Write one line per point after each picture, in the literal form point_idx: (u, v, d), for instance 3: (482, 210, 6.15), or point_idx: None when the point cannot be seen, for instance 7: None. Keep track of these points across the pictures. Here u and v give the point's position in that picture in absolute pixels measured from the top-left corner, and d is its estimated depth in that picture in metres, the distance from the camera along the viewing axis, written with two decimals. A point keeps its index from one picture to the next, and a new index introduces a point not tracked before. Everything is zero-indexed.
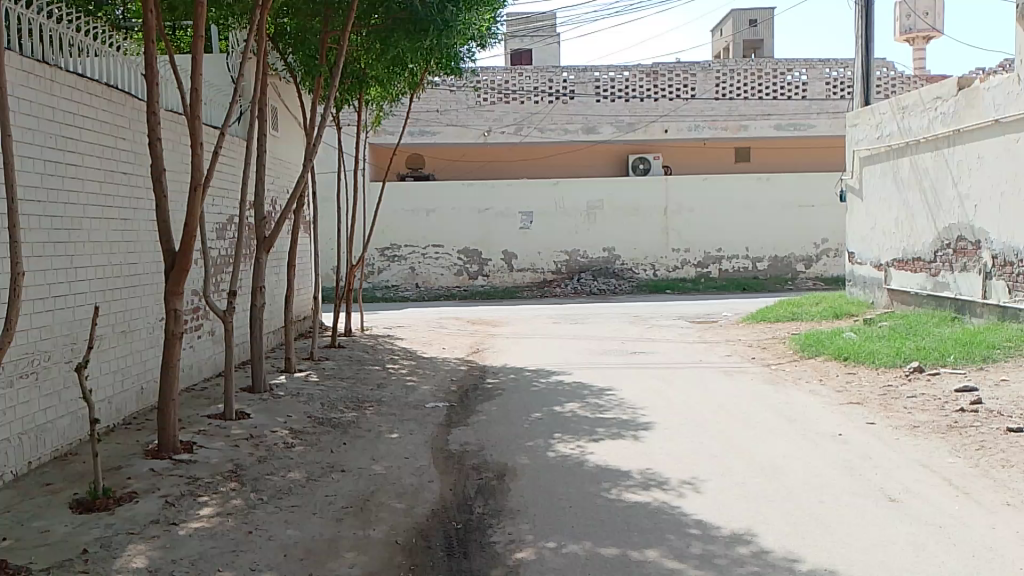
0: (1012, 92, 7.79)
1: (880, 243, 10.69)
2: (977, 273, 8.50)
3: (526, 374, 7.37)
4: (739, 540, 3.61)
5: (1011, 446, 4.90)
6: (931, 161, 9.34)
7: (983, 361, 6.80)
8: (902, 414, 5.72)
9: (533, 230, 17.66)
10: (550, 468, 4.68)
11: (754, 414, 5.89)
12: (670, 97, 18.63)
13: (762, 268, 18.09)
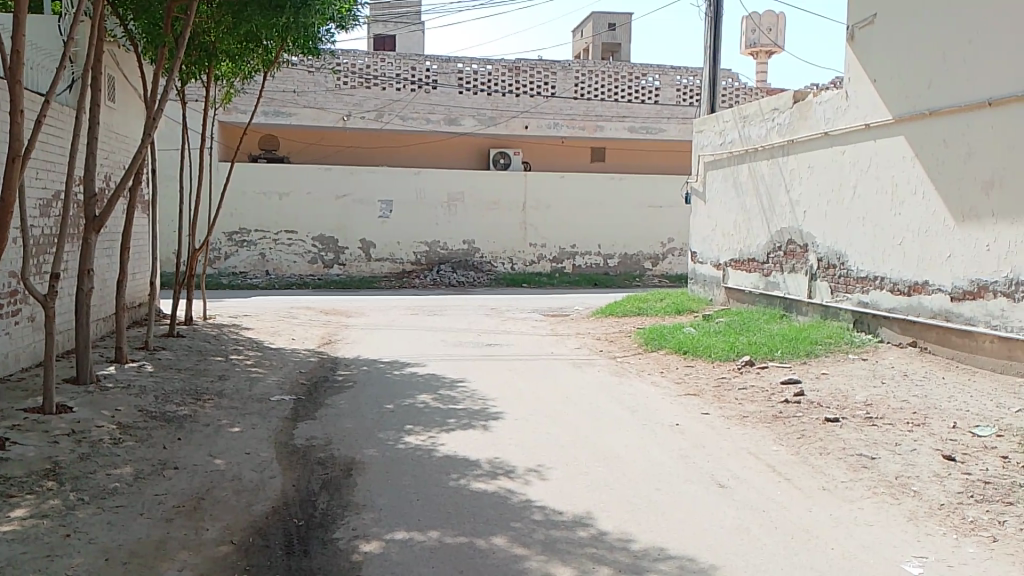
0: (840, 107, 8.45)
1: (720, 244, 11.33)
2: (804, 274, 9.19)
3: (379, 366, 7.25)
4: (580, 524, 3.71)
5: (828, 435, 5.33)
6: (767, 168, 10.01)
7: (806, 356, 7.37)
8: (734, 405, 6.10)
9: (391, 219, 17.42)
10: (398, 460, 4.62)
11: (601, 405, 6.08)
12: (531, 94, 18.90)
13: (613, 265, 18.77)
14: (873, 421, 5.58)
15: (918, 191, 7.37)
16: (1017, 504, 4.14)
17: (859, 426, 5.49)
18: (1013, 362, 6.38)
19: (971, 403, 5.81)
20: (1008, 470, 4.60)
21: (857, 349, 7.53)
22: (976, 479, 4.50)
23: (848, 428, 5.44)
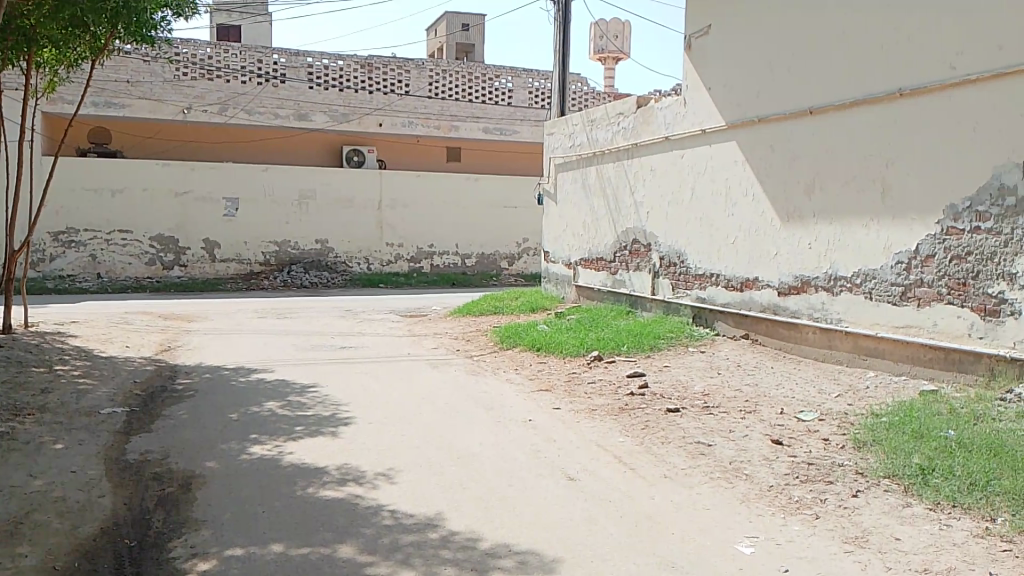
0: (679, 113, 8.92)
1: (571, 244, 11.65)
2: (647, 272, 9.63)
3: (223, 373, 6.92)
4: (430, 526, 3.70)
5: (669, 425, 5.60)
6: (613, 170, 10.40)
7: (650, 349, 7.73)
8: (583, 398, 6.30)
9: (238, 218, 16.69)
10: (241, 471, 4.42)
11: (454, 404, 6.09)
12: (384, 91, 18.68)
13: (470, 264, 18.87)
14: (710, 409, 5.93)
15: (748, 193, 7.90)
16: (835, 482, 4.52)
17: (697, 415, 5.82)
18: (832, 351, 6.99)
19: (796, 390, 6.31)
20: (828, 450, 5.02)
21: (696, 342, 7.98)
22: (800, 461, 4.87)
23: (687, 417, 5.76)
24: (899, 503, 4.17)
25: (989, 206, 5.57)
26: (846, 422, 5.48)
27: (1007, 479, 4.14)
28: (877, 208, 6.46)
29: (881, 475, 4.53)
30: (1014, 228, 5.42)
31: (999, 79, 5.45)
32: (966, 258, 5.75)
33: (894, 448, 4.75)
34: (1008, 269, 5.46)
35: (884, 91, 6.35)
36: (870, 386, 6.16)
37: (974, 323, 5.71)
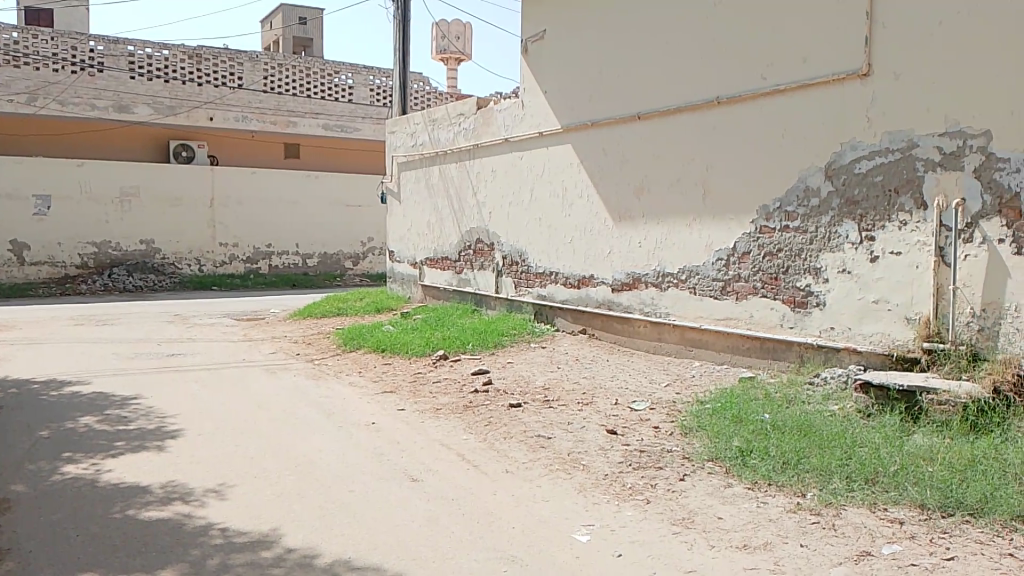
0: (518, 115, 9.11)
1: (415, 243, 11.62)
2: (491, 271, 9.77)
3: (33, 388, 6.33)
4: (263, 542, 3.58)
5: (511, 420, 5.72)
6: (455, 170, 10.47)
7: (494, 346, 7.86)
8: (428, 398, 6.31)
9: (50, 217, 15.30)
10: (53, 494, 4.07)
11: (293, 411, 5.91)
12: (214, 84, 17.78)
13: (312, 264, 18.37)
14: (550, 403, 6.11)
15: (584, 194, 8.20)
16: (665, 467, 4.80)
17: (538, 409, 5.98)
18: (661, 343, 7.40)
19: (630, 381, 6.63)
20: (658, 438, 5.31)
21: (538, 339, 8.19)
22: (634, 449, 5.13)
23: (529, 412, 5.91)
24: (722, 484, 4.49)
25: (797, 206, 6.11)
26: (675, 410, 5.83)
27: (814, 456, 4.56)
28: (699, 209, 6.90)
29: (707, 459, 4.85)
30: (818, 227, 5.98)
31: (804, 91, 5.99)
32: (778, 255, 6.28)
33: (717, 433, 5.11)
34: (815, 264, 6.03)
35: (705, 98, 6.79)
36: (697, 375, 6.59)
37: (785, 314, 6.25)
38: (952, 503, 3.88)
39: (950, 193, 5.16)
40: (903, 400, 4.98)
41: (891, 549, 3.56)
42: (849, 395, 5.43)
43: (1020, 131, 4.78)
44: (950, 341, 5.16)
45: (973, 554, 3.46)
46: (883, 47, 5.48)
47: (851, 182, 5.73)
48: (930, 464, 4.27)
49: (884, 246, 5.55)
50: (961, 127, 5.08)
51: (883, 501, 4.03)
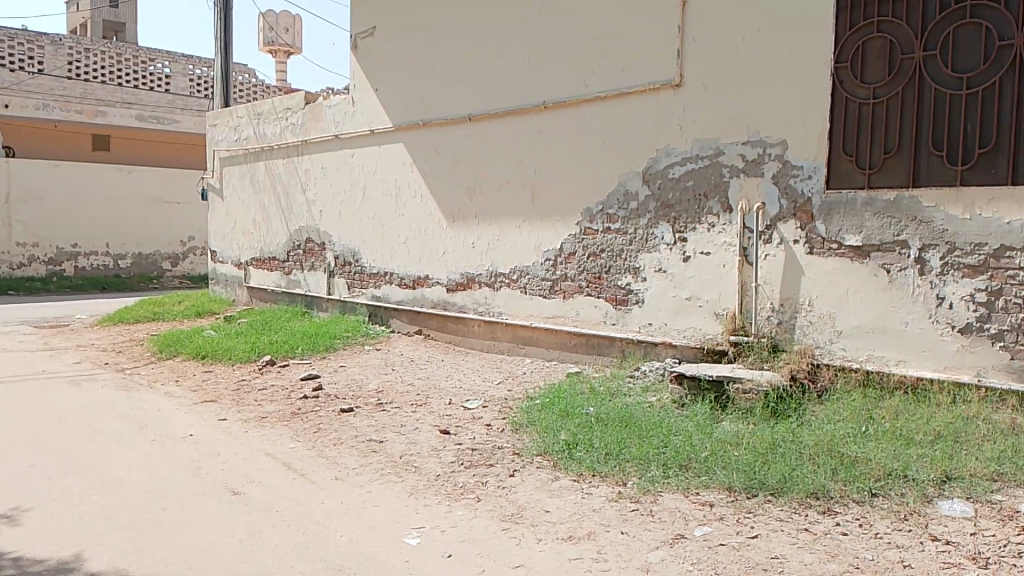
0: (347, 112, 8.92)
1: (240, 243, 11.08)
2: (322, 271, 9.50)
3: None
4: (63, 571, 3.28)
5: (341, 425, 5.59)
6: (283, 166, 10.09)
7: (325, 350, 7.64)
8: (252, 406, 6.03)
9: None
10: None
11: (100, 425, 5.45)
12: (10, 67, 16.09)
13: (124, 266, 17.10)
14: (382, 406, 6.03)
15: (417, 194, 8.17)
16: (495, 464, 4.87)
17: (370, 413, 5.88)
18: (494, 341, 7.51)
19: (463, 380, 6.68)
20: (490, 435, 5.38)
21: (372, 340, 8.07)
22: (465, 448, 5.17)
23: (360, 416, 5.80)
24: (549, 478, 4.62)
25: (617, 209, 6.40)
26: (506, 408, 5.93)
27: (634, 446, 4.79)
28: (528, 211, 7.07)
29: (535, 454, 4.98)
30: (637, 229, 6.29)
31: (624, 98, 6.28)
32: (601, 255, 6.55)
33: (546, 428, 5.25)
34: (634, 263, 6.34)
35: (532, 102, 6.95)
36: (527, 372, 6.74)
37: (608, 311, 6.53)
38: (756, 484, 4.19)
39: (752, 198, 5.60)
40: (713, 389, 5.35)
41: (703, 531, 3.81)
42: (665, 386, 5.76)
43: (811, 141, 5.26)
44: (753, 334, 5.61)
45: (774, 531, 3.75)
46: (694, 59, 5.84)
47: (666, 186, 6.08)
48: (736, 449, 4.60)
49: (696, 247, 5.95)
50: (760, 136, 5.52)
51: (696, 486, 4.29)
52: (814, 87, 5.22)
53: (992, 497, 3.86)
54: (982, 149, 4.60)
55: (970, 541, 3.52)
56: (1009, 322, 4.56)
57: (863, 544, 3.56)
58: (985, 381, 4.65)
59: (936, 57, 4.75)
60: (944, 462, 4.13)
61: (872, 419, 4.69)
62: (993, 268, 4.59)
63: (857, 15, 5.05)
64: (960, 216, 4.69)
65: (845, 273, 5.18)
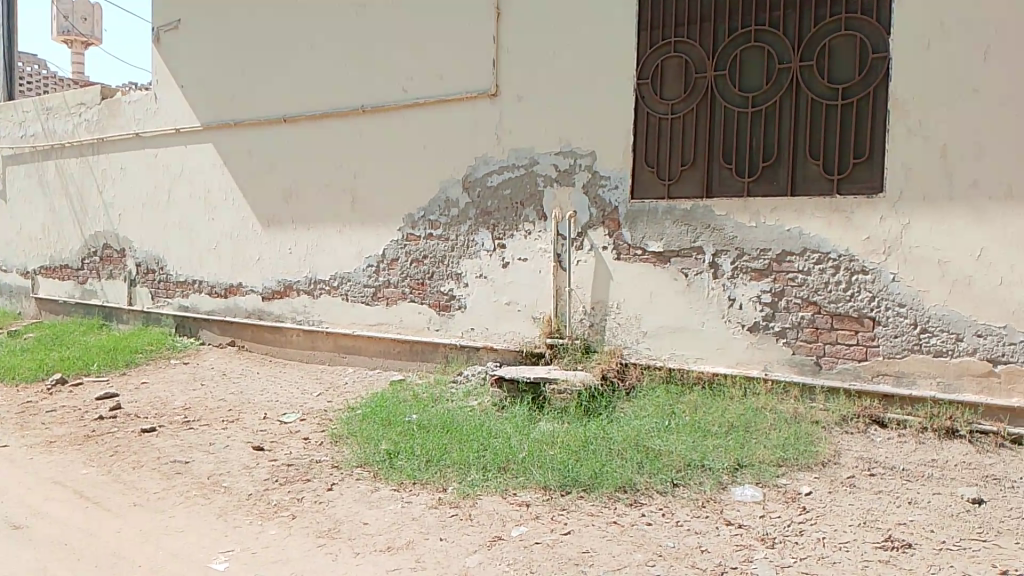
0: (150, 109, 8.35)
1: (26, 249, 10.05)
2: (122, 280, 8.82)
3: None
4: None
5: (142, 447, 5.20)
6: (76, 166, 9.27)
7: (126, 366, 7.09)
8: (38, 430, 5.48)
9: None
10: None
11: None
12: None
13: None
14: (190, 424, 5.68)
15: (229, 198, 7.78)
16: (312, 479, 4.72)
17: (176, 432, 5.53)
18: (314, 351, 7.30)
19: (281, 393, 6.43)
20: (308, 449, 5.22)
21: (179, 354, 7.59)
22: (280, 464, 4.98)
23: (164, 436, 5.43)
24: (369, 489, 4.54)
25: (438, 216, 6.42)
26: (326, 420, 5.77)
27: (454, 451, 4.82)
28: (348, 216, 6.93)
29: (355, 465, 4.88)
30: (457, 235, 6.35)
31: (443, 106, 6.32)
32: (423, 261, 6.55)
33: (366, 438, 5.17)
34: (455, 269, 6.39)
35: (350, 106, 6.83)
36: (349, 381, 6.61)
37: (431, 317, 6.54)
38: (570, 481, 4.34)
39: (565, 206, 5.81)
40: (530, 391, 5.49)
41: (519, 532, 3.89)
42: (486, 390, 5.84)
43: (617, 153, 5.55)
44: (568, 336, 5.83)
45: (585, 526, 3.90)
46: (508, 71, 5.98)
47: (485, 194, 6.18)
48: (552, 448, 4.74)
49: (514, 252, 6.09)
50: (572, 147, 5.74)
51: (513, 487, 4.38)
52: (620, 102, 5.50)
53: (778, 481, 4.22)
54: (766, 163, 5.03)
55: (760, 523, 3.83)
56: (790, 320, 5.02)
57: (666, 532, 3.78)
58: (772, 374, 5.09)
59: (725, 77, 5.15)
60: (737, 451, 4.47)
61: (674, 413, 5.00)
62: (777, 271, 5.05)
63: (657, 35, 5.38)
64: (747, 224, 5.12)
65: (651, 277, 5.50)
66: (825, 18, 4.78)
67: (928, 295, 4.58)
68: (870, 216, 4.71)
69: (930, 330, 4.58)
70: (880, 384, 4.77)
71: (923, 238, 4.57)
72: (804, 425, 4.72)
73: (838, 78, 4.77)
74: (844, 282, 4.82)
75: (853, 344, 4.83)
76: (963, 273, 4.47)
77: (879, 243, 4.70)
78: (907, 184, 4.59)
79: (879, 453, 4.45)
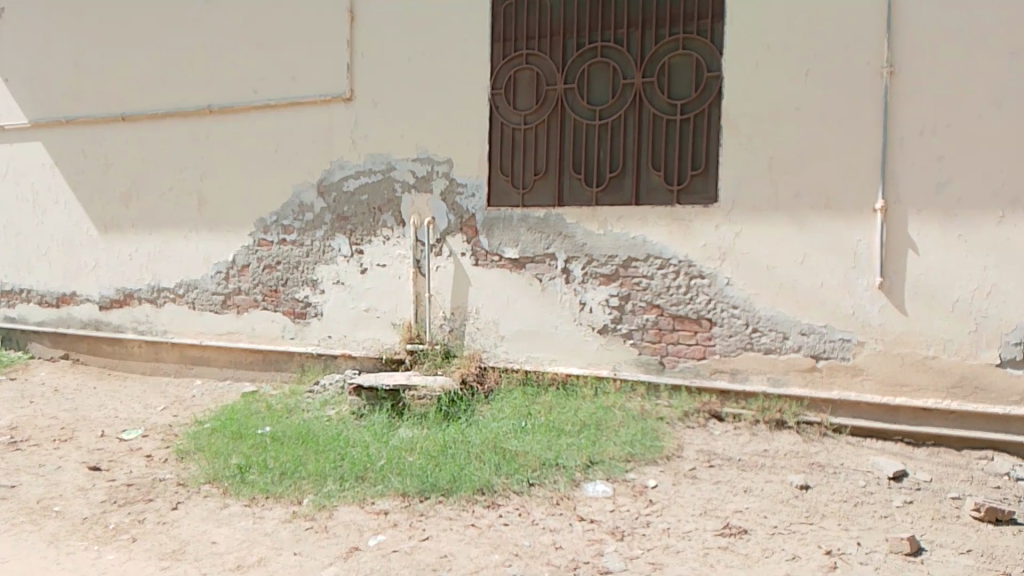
0: None
1: None
2: None
3: None
4: None
5: None
6: None
7: None
8: None
9: None
10: None
11: None
12: None
13: None
14: (17, 445, 5.26)
15: (61, 200, 7.25)
16: (156, 499, 4.49)
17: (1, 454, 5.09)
18: (159, 363, 6.93)
19: (121, 409, 6.06)
20: (150, 467, 4.95)
21: (5, 370, 7.00)
22: (120, 484, 4.70)
23: None
24: (218, 506, 4.37)
25: (292, 220, 6.27)
26: (171, 435, 5.49)
27: (309, 462, 4.73)
28: (194, 220, 6.64)
29: (203, 482, 4.67)
30: (312, 241, 6.23)
31: (295, 108, 6.18)
32: (275, 267, 6.37)
33: (215, 453, 4.97)
34: (310, 275, 6.26)
35: (197, 106, 6.55)
36: (197, 394, 6.34)
37: (285, 325, 6.37)
38: (428, 487, 4.35)
39: (423, 212, 5.84)
40: (390, 398, 5.44)
41: (377, 541, 3.87)
42: (344, 399, 5.76)
43: (473, 161, 5.64)
44: (428, 342, 5.85)
45: (443, 530, 3.94)
46: (363, 76, 5.94)
47: (340, 199, 6.10)
48: (410, 455, 4.74)
49: (371, 258, 6.04)
50: (429, 153, 5.78)
51: (371, 496, 4.34)
52: (475, 110, 5.60)
53: (626, 476, 4.43)
54: (613, 173, 5.27)
55: (610, 517, 4.01)
56: (637, 322, 5.28)
57: (521, 532, 3.88)
58: (621, 373, 5.33)
59: (574, 90, 5.34)
60: (588, 449, 4.65)
61: (531, 414, 5.13)
62: (624, 276, 5.30)
63: (509, 47, 5.51)
64: (596, 231, 5.34)
65: (507, 282, 5.63)
66: (665, 37, 5.07)
67: (758, 297, 4.95)
68: (707, 224, 5.04)
69: (761, 330, 4.95)
70: (718, 380, 5.10)
71: (753, 245, 4.93)
72: (650, 422, 4.98)
73: (676, 95, 5.07)
74: (685, 285, 5.13)
75: (694, 343, 5.15)
76: (789, 277, 4.86)
77: (715, 249, 5.03)
78: (739, 195, 4.95)
79: (718, 445, 4.76)
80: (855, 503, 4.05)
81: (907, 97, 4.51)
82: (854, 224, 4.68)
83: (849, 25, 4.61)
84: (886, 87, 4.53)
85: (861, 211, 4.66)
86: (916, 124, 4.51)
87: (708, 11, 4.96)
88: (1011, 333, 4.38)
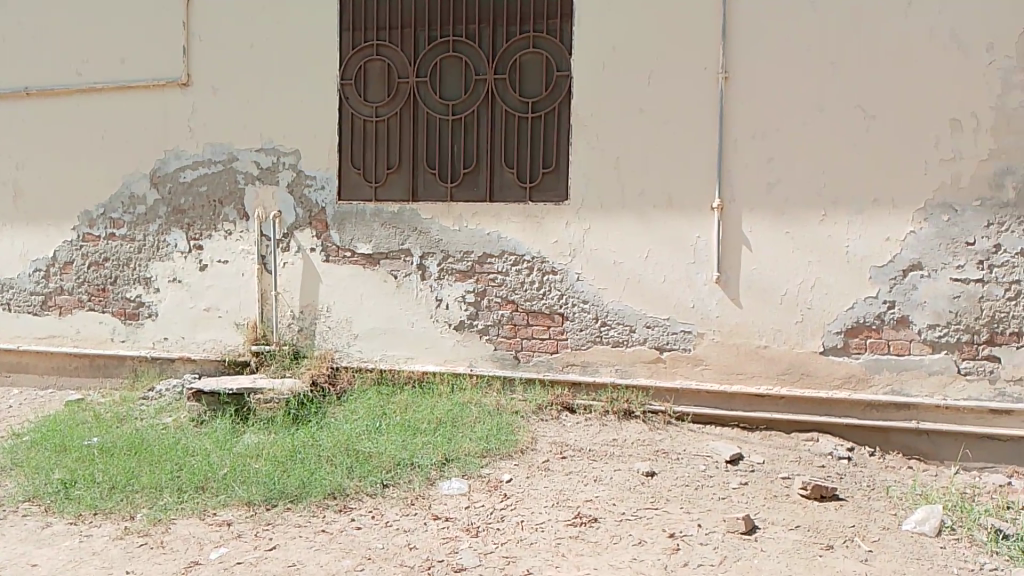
0: None
1: None
2: None
3: None
4: None
5: None
6: None
7: None
8: None
9: None
10: None
11: None
12: None
13: None
14: None
15: None
16: None
17: None
18: None
19: None
20: None
21: None
22: None
23: None
24: (38, 526, 3.97)
25: (122, 213, 5.82)
26: None
27: (143, 474, 4.38)
28: (8, 214, 6.02)
29: (20, 501, 4.23)
30: (146, 236, 5.80)
31: (125, 92, 5.73)
32: (104, 265, 5.89)
33: (35, 469, 4.51)
34: (143, 273, 5.82)
35: (13, 87, 5.96)
36: (13, 405, 5.76)
37: (115, 327, 5.90)
38: (276, 494, 4.15)
39: (268, 206, 5.58)
40: (234, 402, 5.16)
41: (218, 554, 3.64)
42: (182, 405, 5.40)
43: (321, 154, 5.44)
44: (275, 342, 5.60)
45: (292, 538, 3.77)
46: (202, 61, 5.59)
47: (177, 191, 5.72)
48: (256, 461, 4.51)
49: (211, 254, 5.71)
50: (274, 144, 5.53)
51: (212, 507, 4.09)
52: (322, 101, 5.41)
53: (481, 472, 4.42)
54: (466, 170, 5.25)
55: (465, 514, 3.98)
56: (491, 318, 5.29)
57: (375, 535, 3.78)
58: (476, 369, 5.32)
59: (426, 84, 5.27)
60: (443, 446, 4.60)
61: (385, 414, 5.02)
62: (478, 272, 5.29)
63: (358, 37, 5.36)
64: (450, 227, 5.31)
65: (359, 279, 5.48)
66: (516, 34, 5.10)
67: (606, 292, 5.08)
68: (558, 221, 5.12)
69: (609, 323, 5.09)
70: (570, 373, 5.20)
71: (601, 241, 5.06)
72: (505, 416, 4.99)
73: (527, 93, 5.11)
74: (537, 281, 5.19)
75: (546, 338, 5.22)
76: (635, 272, 5.02)
77: (566, 246, 5.12)
78: (589, 193, 5.06)
79: (569, 437, 4.85)
80: (697, 487, 4.25)
81: (740, 102, 4.77)
82: (693, 222, 4.90)
83: (689, 31, 4.82)
84: (722, 92, 4.78)
85: (699, 209, 4.88)
86: (749, 127, 4.78)
87: (557, 11, 5.04)
88: (833, 323, 4.73)
